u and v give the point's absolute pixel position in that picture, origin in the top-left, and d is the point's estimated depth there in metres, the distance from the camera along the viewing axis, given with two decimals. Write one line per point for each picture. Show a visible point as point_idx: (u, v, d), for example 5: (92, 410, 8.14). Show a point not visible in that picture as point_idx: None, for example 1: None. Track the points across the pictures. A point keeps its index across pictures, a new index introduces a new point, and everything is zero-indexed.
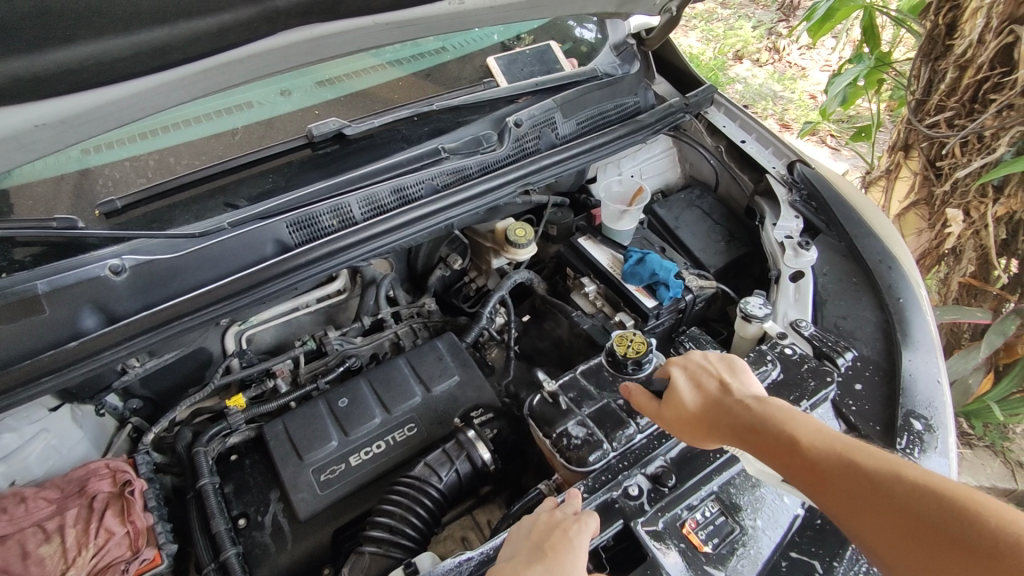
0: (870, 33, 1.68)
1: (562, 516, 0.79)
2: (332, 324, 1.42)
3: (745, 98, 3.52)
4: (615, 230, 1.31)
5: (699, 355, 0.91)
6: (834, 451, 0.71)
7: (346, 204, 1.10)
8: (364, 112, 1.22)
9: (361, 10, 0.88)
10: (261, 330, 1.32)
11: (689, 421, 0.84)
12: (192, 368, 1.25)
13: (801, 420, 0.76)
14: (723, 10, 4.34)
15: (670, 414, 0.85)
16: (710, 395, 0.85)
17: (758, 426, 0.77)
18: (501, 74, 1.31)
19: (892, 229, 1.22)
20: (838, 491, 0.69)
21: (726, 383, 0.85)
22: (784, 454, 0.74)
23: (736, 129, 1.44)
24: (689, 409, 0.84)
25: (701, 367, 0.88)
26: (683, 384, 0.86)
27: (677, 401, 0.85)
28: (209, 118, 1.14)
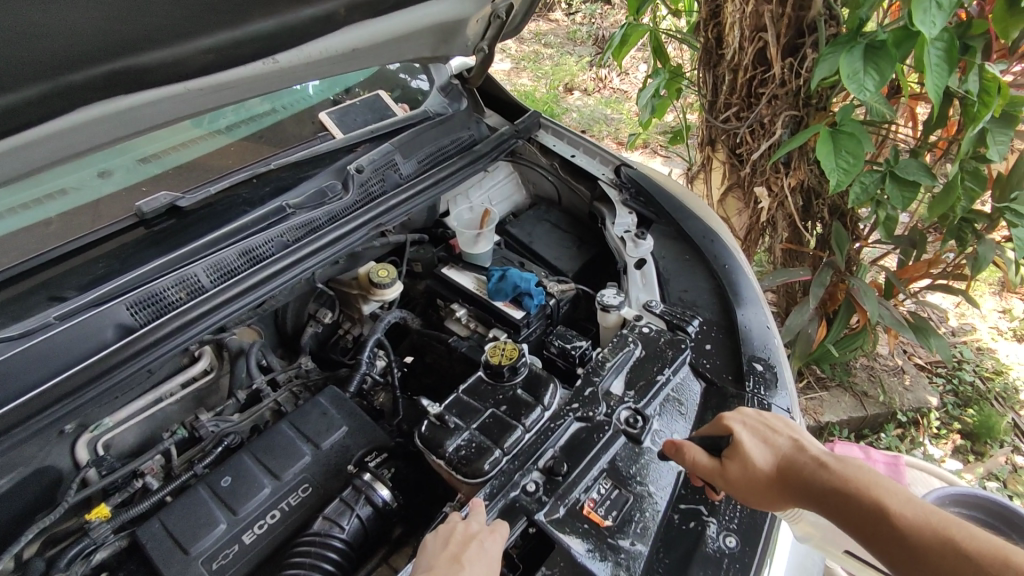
0: (657, 53, 1.92)
1: (476, 529, 0.81)
2: (202, 407, 1.34)
3: (582, 124, 3.85)
4: (474, 254, 1.35)
5: (754, 410, 0.92)
6: (927, 523, 0.74)
7: (192, 274, 1.05)
8: (197, 181, 1.19)
9: (169, 78, 0.89)
10: (120, 432, 1.22)
11: (760, 486, 0.84)
12: (40, 490, 1.11)
13: (887, 486, 0.79)
14: (547, 50, 4.74)
15: (738, 476, 0.85)
16: (782, 455, 0.86)
17: (844, 490, 0.80)
18: (335, 127, 1.36)
19: (707, 210, 1.39)
20: (926, 562, 0.72)
21: (795, 442, 0.87)
22: (873, 520, 0.77)
23: (564, 146, 1.57)
24: (757, 469, 0.85)
25: (763, 424, 0.90)
26: (752, 442, 0.87)
27: (745, 461, 0.86)
28: (15, 212, 1.06)
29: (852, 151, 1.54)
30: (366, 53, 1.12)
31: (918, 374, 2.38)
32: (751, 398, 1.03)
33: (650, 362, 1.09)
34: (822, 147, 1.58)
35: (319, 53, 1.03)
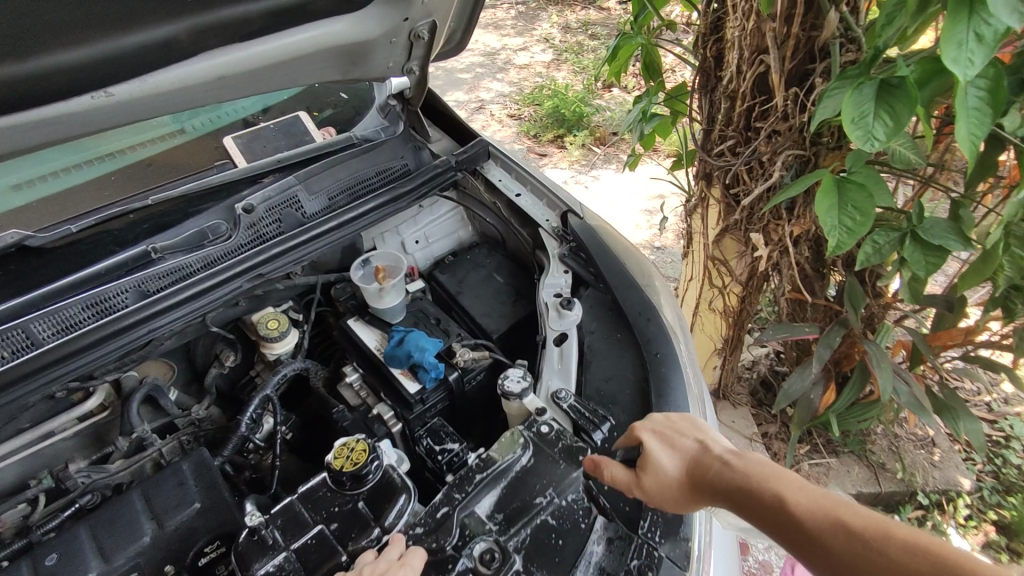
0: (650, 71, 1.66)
1: (385, 566, 0.75)
2: (96, 447, 1.25)
3: (612, 126, 3.56)
4: (381, 309, 1.18)
5: (664, 416, 0.87)
6: (823, 511, 0.68)
7: (20, 330, 0.91)
8: (63, 215, 1.06)
9: None
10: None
11: (670, 490, 0.80)
12: None
13: (789, 476, 0.73)
14: (591, 42, 4.44)
15: (648, 484, 0.81)
16: (688, 457, 0.81)
17: (742, 486, 0.74)
18: (239, 154, 1.19)
19: (653, 278, 1.18)
20: (828, 551, 0.65)
21: (701, 441, 0.81)
22: (773, 516, 0.70)
23: (511, 182, 1.37)
24: (669, 476, 0.80)
25: (671, 427, 0.85)
26: (658, 448, 0.82)
27: (655, 468, 0.81)
28: None
29: (861, 207, 1.23)
30: (241, 82, 0.95)
31: (953, 448, 2.02)
32: (641, 544, 0.84)
33: (535, 476, 0.90)
34: (822, 196, 1.27)
35: (168, 83, 0.86)
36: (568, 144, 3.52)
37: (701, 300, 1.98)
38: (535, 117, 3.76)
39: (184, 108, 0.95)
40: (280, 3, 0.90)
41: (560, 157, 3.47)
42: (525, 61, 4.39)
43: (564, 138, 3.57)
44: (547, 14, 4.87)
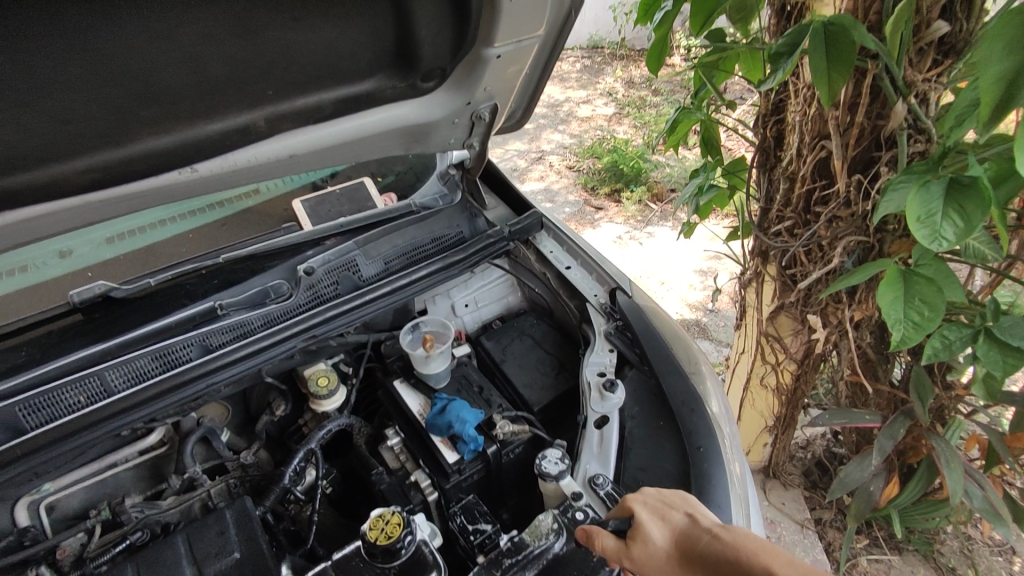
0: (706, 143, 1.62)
1: None
2: (154, 481, 1.32)
3: (671, 183, 3.54)
4: (427, 374, 1.20)
5: (656, 489, 0.86)
6: None
7: (96, 378, 0.99)
8: (145, 269, 1.16)
9: (63, 192, 0.83)
10: (66, 496, 1.22)
11: (661, 564, 0.76)
12: None
13: (778, 553, 0.72)
14: (653, 98, 4.48)
15: (638, 556, 0.77)
16: (679, 530, 0.79)
17: (735, 561, 0.72)
18: (306, 217, 1.26)
19: (700, 365, 1.16)
20: None
21: (692, 516, 0.80)
22: None
23: (562, 254, 1.39)
24: (661, 549, 0.77)
25: (663, 503, 0.83)
26: (649, 519, 0.80)
27: (644, 539, 0.78)
28: None
29: (929, 301, 1.15)
30: (312, 160, 1.02)
31: None
32: None
33: (565, 567, 0.88)
34: (887, 287, 1.20)
35: (247, 161, 0.94)
36: (625, 199, 3.52)
37: (752, 375, 1.90)
38: (593, 170, 3.79)
39: (258, 180, 1.03)
40: (351, 92, 0.96)
41: (616, 211, 3.48)
42: (588, 113, 4.46)
43: (621, 193, 3.58)
44: (613, 68, 4.96)
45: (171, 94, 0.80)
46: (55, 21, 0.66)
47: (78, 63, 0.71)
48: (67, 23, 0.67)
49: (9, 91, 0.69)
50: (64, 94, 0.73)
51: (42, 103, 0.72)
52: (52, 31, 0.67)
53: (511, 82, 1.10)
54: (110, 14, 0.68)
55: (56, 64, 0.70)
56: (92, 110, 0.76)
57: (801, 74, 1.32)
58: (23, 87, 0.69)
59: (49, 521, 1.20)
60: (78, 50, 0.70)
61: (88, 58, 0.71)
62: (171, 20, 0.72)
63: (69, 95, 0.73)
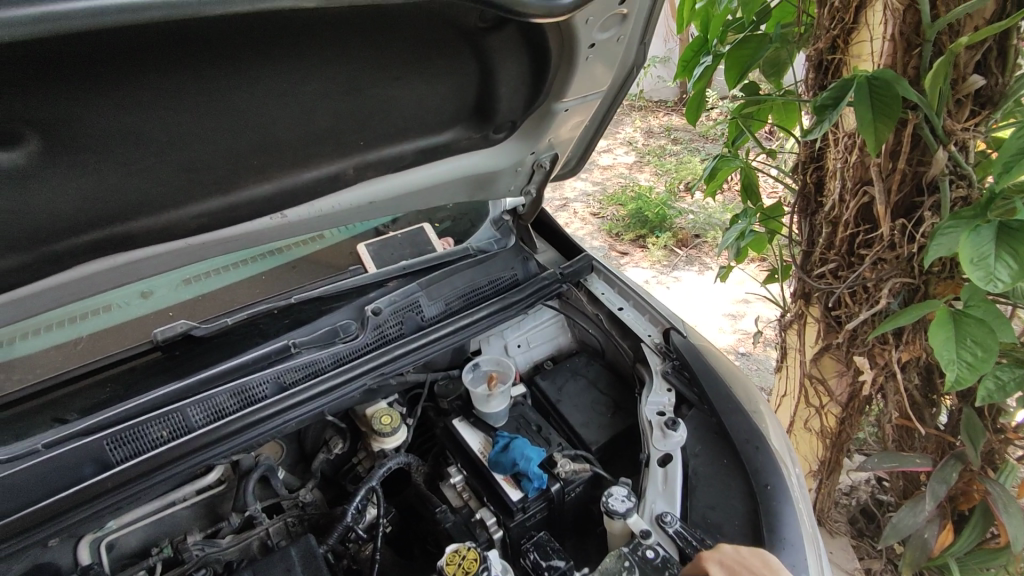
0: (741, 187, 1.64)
1: None
2: (211, 519, 1.34)
3: (696, 228, 3.60)
4: (486, 413, 1.23)
5: (733, 546, 0.82)
6: None
7: (179, 414, 1.03)
8: (221, 309, 1.21)
9: (170, 235, 0.89)
10: (126, 533, 1.24)
11: None
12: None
13: None
14: (673, 146, 4.60)
15: None
16: None
17: None
18: (371, 261, 1.32)
19: (760, 404, 1.15)
20: None
21: None
22: None
23: (613, 295, 1.43)
24: None
25: (741, 563, 0.79)
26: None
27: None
28: (53, 327, 1.12)
29: (980, 340, 1.16)
30: (387, 206, 1.07)
31: None
32: None
33: None
34: (939, 327, 1.22)
35: (333, 206, 0.99)
36: (651, 244, 3.57)
37: (796, 418, 1.90)
38: (617, 216, 3.87)
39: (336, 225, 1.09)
40: (431, 142, 1.03)
41: (641, 257, 3.52)
42: (609, 162, 4.58)
43: (646, 238, 3.63)
44: (631, 119, 5.12)
45: (282, 145, 0.87)
46: (203, 83, 0.73)
47: (212, 118, 0.77)
48: (214, 85, 0.74)
49: (149, 143, 0.75)
50: (194, 147, 0.79)
51: (174, 155, 0.78)
52: (198, 92, 0.73)
53: (571, 135, 1.18)
54: (249, 76, 0.75)
55: (194, 120, 0.76)
56: (214, 160, 0.83)
57: (843, 124, 1.39)
58: (160, 140, 0.76)
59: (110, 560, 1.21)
60: (214, 108, 0.76)
61: (222, 114, 0.78)
62: (295, 80, 0.79)
63: (198, 147, 0.80)
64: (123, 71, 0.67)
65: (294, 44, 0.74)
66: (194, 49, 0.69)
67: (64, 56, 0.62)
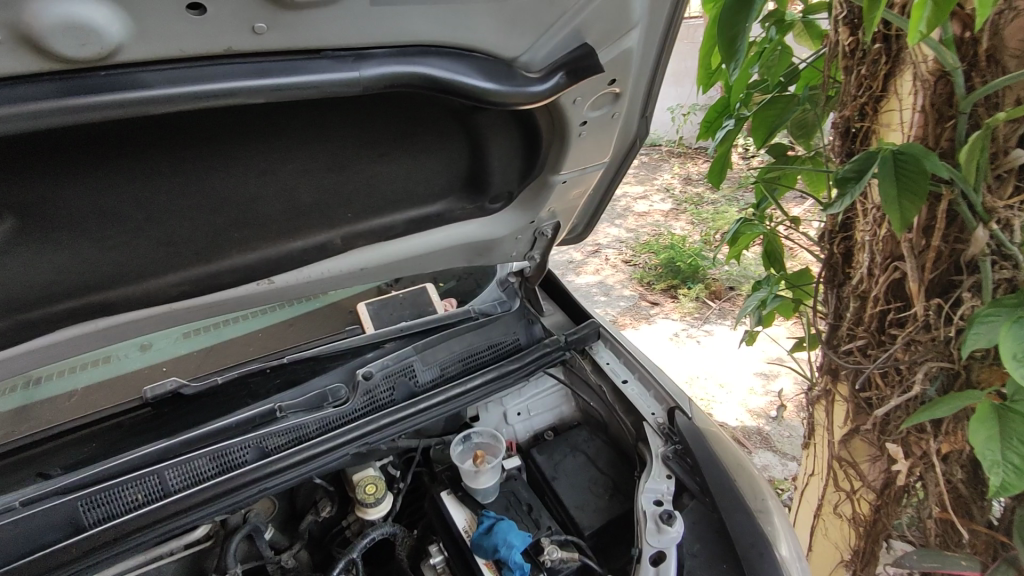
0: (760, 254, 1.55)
1: None
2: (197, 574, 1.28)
3: (730, 281, 3.47)
4: (475, 489, 1.17)
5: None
6: None
7: (156, 476, 1.01)
8: (214, 366, 1.20)
9: (153, 301, 0.89)
10: None
11: None
12: None
13: None
14: (711, 195, 4.50)
15: None
16: None
17: None
18: (369, 320, 1.28)
19: (767, 500, 1.08)
20: None
21: None
22: None
23: (619, 367, 1.37)
24: None
25: None
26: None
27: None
28: (50, 379, 1.14)
29: None
30: (380, 271, 1.05)
31: None
32: None
33: None
34: (975, 421, 0.99)
35: (323, 273, 0.97)
36: (682, 295, 3.45)
37: (824, 500, 1.75)
38: (649, 265, 3.77)
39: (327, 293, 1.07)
40: (421, 213, 1.01)
41: (672, 308, 3.41)
42: (644, 209, 4.51)
43: (678, 289, 3.52)
44: (669, 165, 5.06)
45: (264, 220, 0.87)
46: (179, 167, 0.74)
47: (188, 197, 0.78)
48: (191, 168, 0.75)
49: (126, 220, 0.77)
50: (172, 222, 0.80)
51: (153, 230, 0.80)
52: (173, 174, 0.74)
53: (575, 203, 1.15)
54: (226, 157, 0.76)
55: (170, 198, 0.77)
56: (194, 234, 0.83)
57: (870, 195, 1.29)
58: (138, 215, 0.77)
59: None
60: (190, 187, 0.77)
61: (198, 194, 0.78)
62: (275, 160, 0.80)
63: (177, 223, 0.81)
64: (97, 157, 0.68)
65: (269, 127, 0.75)
66: (171, 137, 0.70)
67: (44, 149, 0.64)
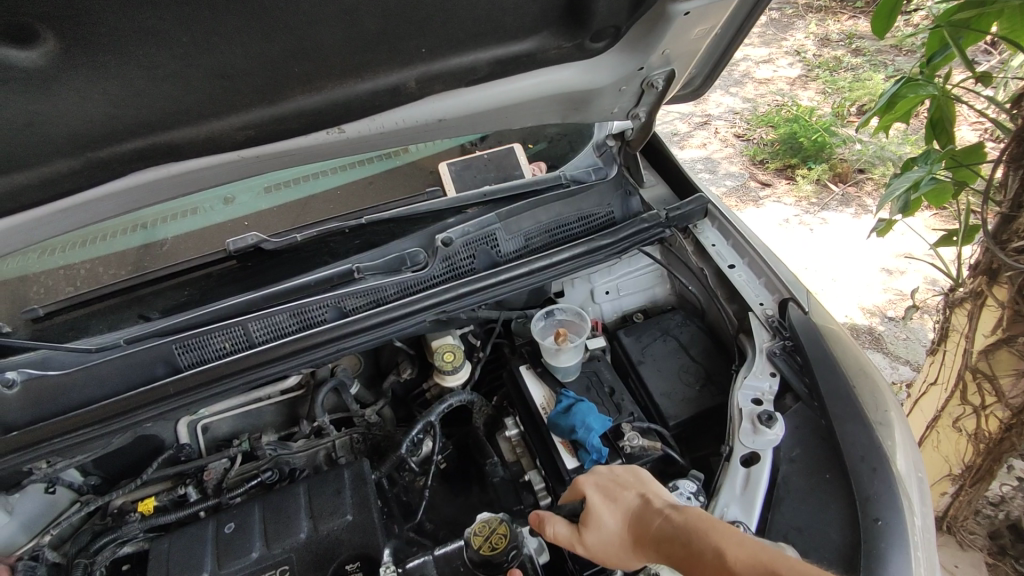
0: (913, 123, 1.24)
1: None
2: (295, 420, 1.32)
3: (862, 162, 2.99)
4: (554, 366, 1.11)
5: (607, 468, 0.83)
6: (758, 563, 0.63)
7: (240, 328, 1.03)
8: (293, 222, 1.16)
9: (220, 147, 0.82)
10: (219, 420, 1.23)
11: (616, 547, 0.75)
12: (144, 454, 1.19)
13: (723, 526, 0.68)
14: (853, 58, 3.80)
15: (591, 542, 0.77)
16: (630, 511, 0.76)
17: (680, 539, 0.68)
18: (451, 182, 1.19)
19: (888, 413, 0.94)
20: None
21: (642, 494, 0.77)
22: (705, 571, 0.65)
23: (726, 250, 1.22)
24: (613, 531, 0.76)
25: (613, 482, 0.81)
26: (600, 502, 0.78)
27: (597, 523, 0.77)
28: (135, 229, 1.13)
29: None
30: (461, 123, 0.93)
31: None
32: None
33: None
34: None
35: (394, 124, 0.87)
36: (800, 177, 3.05)
37: (943, 412, 1.51)
38: (766, 140, 3.34)
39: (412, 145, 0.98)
40: (509, 52, 0.86)
41: (787, 190, 3.04)
42: (767, 75, 3.92)
43: (796, 169, 3.10)
44: (806, 23, 4.30)
45: (326, 50, 0.76)
46: None
47: (235, 16, 0.68)
48: None
49: (172, 44, 0.69)
50: (222, 49, 0.71)
51: (203, 59, 0.71)
52: None
53: (696, 45, 0.95)
54: None
55: (214, 17, 0.67)
56: (250, 65, 0.74)
57: None
58: (182, 39, 0.68)
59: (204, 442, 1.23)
60: (233, 4, 0.66)
61: (245, 12, 0.68)
62: None
63: (228, 49, 0.71)
64: None
65: None
66: None
67: None
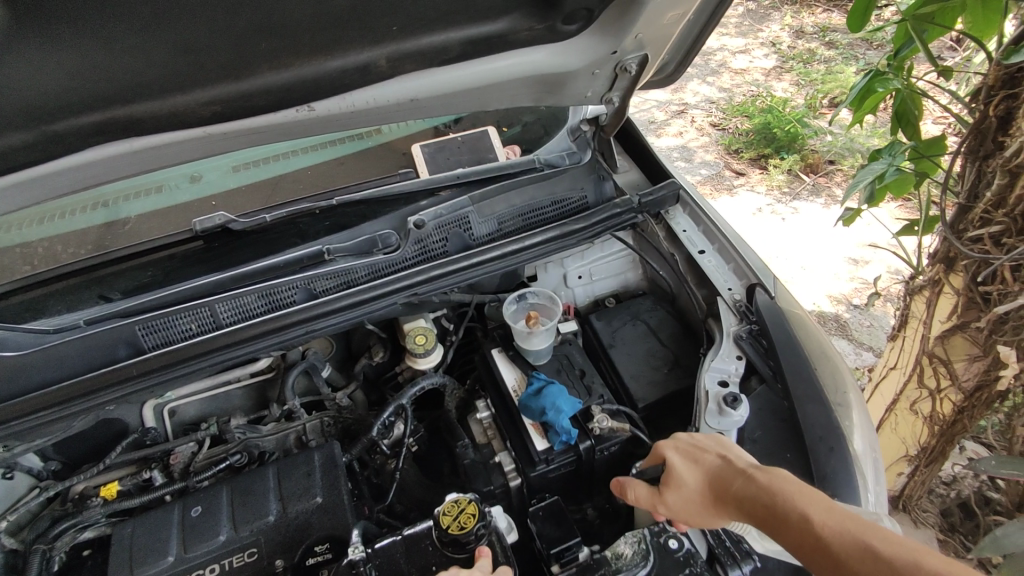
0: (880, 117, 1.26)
1: None
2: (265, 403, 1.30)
3: (832, 153, 3.05)
4: (525, 350, 1.12)
5: (687, 434, 0.87)
6: (848, 531, 0.65)
7: (206, 309, 1.01)
8: (261, 203, 1.14)
9: (183, 123, 0.80)
10: (186, 403, 1.22)
11: (696, 505, 0.80)
12: (108, 437, 1.17)
13: (811, 492, 0.70)
14: (826, 51, 3.86)
15: (671, 499, 0.82)
16: (710, 473, 0.80)
17: (766, 500, 0.71)
18: (423, 163, 1.18)
19: (846, 395, 0.97)
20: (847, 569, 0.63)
21: (725, 458, 0.81)
22: (792, 531, 0.68)
23: (697, 236, 1.23)
24: (692, 489, 0.81)
25: (696, 445, 0.84)
26: (680, 463, 0.83)
27: (677, 485, 0.82)
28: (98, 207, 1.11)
29: None
30: (433, 104, 0.92)
31: None
32: None
33: None
34: None
35: (364, 103, 0.86)
36: (772, 167, 3.10)
37: (901, 396, 1.56)
38: (740, 130, 3.37)
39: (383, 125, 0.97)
40: (480, 32, 0.85)
41: (759, 180, 3.08)
42: (743, 66, 3.95)
43: (769, 159, 3.15)
44: (783, 14, 4.33)
45: (293, 27, 0.75)
46: None
47: None
48: None
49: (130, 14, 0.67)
50: (184, 22, 0.69)
51: (164, 31, 0.70)
52: None
53: (669, 31, 0.95)
54: None
55: None
56: (215, 39, 0.73)
57: None
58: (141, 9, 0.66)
59: (170, 425, 1.22)
60: None
61: None
62: None
63: (190, 22, 0.70)
64: None
65: None
66: None
67: None
